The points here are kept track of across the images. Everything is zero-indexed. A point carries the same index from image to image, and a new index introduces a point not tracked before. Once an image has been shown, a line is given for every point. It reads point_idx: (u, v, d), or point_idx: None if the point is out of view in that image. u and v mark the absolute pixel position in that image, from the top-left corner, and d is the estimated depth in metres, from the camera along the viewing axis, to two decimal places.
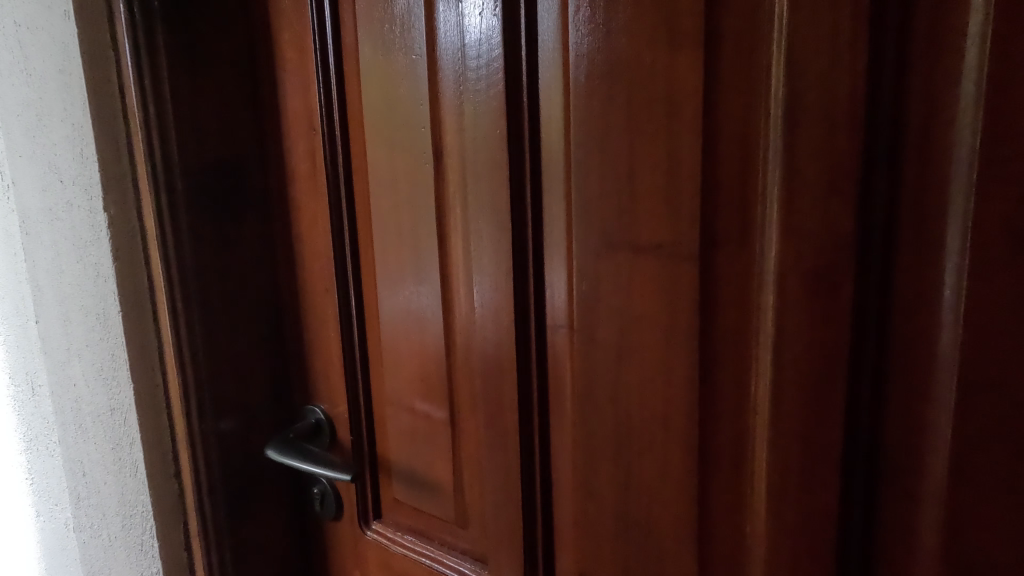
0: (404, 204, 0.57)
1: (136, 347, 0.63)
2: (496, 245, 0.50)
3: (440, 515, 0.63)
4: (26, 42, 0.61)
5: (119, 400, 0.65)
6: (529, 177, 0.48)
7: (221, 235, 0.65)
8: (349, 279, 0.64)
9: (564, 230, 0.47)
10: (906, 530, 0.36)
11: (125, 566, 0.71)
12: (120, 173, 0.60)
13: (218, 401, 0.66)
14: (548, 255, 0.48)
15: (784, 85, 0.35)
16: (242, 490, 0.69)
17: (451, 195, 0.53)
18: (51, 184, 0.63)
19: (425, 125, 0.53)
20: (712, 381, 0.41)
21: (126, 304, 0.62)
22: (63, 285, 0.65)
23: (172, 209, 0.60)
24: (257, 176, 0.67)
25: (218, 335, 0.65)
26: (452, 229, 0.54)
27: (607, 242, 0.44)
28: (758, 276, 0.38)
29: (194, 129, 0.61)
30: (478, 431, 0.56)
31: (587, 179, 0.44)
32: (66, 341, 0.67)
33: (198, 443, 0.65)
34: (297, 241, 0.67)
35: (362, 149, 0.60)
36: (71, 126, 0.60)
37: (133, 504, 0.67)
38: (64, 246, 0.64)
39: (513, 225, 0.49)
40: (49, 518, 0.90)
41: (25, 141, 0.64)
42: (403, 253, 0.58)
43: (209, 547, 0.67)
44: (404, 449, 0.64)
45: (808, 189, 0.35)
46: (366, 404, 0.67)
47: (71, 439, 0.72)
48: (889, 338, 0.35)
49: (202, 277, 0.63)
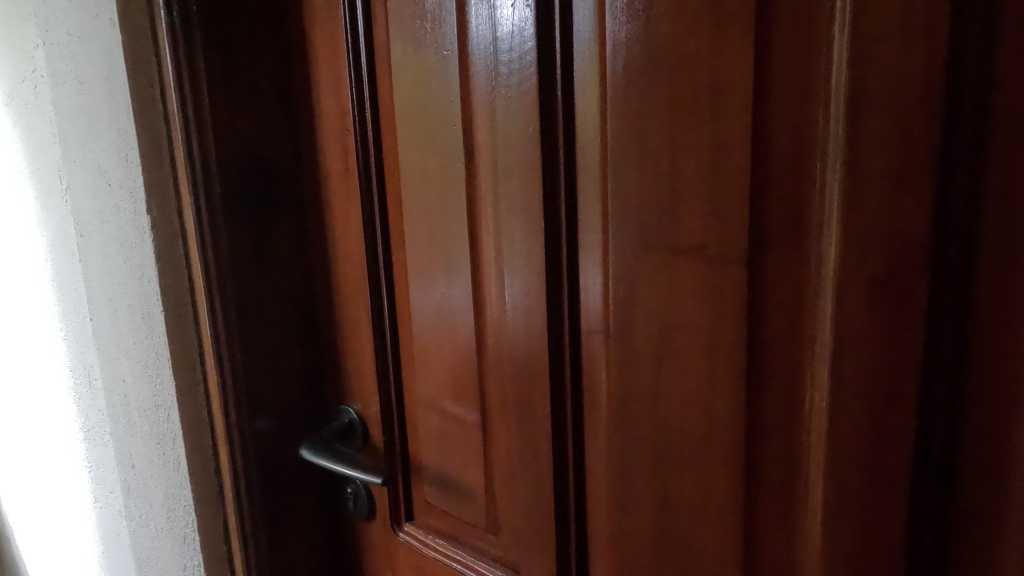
0: (436, 203, 0.56)
1: (178, 347, 0.64)
2: (528, 246, 0.49)
3: (471, 521, 0.61)
4: (77, 50, 0.63)
5: (163, 397, 0.66)
6: (563, 176, 0.46)
7: (257, 238, 0.65)
8: (381, 281, 0.63)
9: (600, 231, 0.44)
10: (985, 565, 0.33)
11: (170, 557, 0.73)
12: (162, 177, 0.62)
13: (254, 401, 0.67)
14: (583, 257, 0.46)
15: (847, 71, 0.32)
16: (277, 488, 0.70)
17: (483, 194, 0.52)
18: (100, 188, 0.65)
19: (456, 124, 0.52)
20: (760, 394, 0.38)
21: (168, 305, 0.63)
22: (112, 284, 0.68)
23: (211, 213, 0.61)
24: (290, 178, 0.68)
25: (253, 335, 0.66)
26: (484, 230, 0.53)
27: (645, 244, 0.42)
28: (814, 281, 0.35)
29: (232, 134, 0.62)
30: (509, 438, 0.54)
31: (624, 178, 0.42)
32: (115, 339, 0.70)
33: (236, 442, 0.66)
34: (331, 242, 0.68)
35: (394, 149, 0.59)
36: (118, 132, 0.62)
37: (176, 498, 0.69)
38: (112, 247, 0.66)
39: (546, 225, 0.47)
40: (105, 504, 0.94)
41: (77, 147, 0.67)
42: (435, 254, 0.57)
43: (247, 543, 0.68)
44: (435, 452, 0.63)
45: (874, 187, 0.32)
46: (397, 406, 0.66)
47: (121, 431, 0.74)
48: (968, 352, 0.32)
49: (239, 279, 0.64)
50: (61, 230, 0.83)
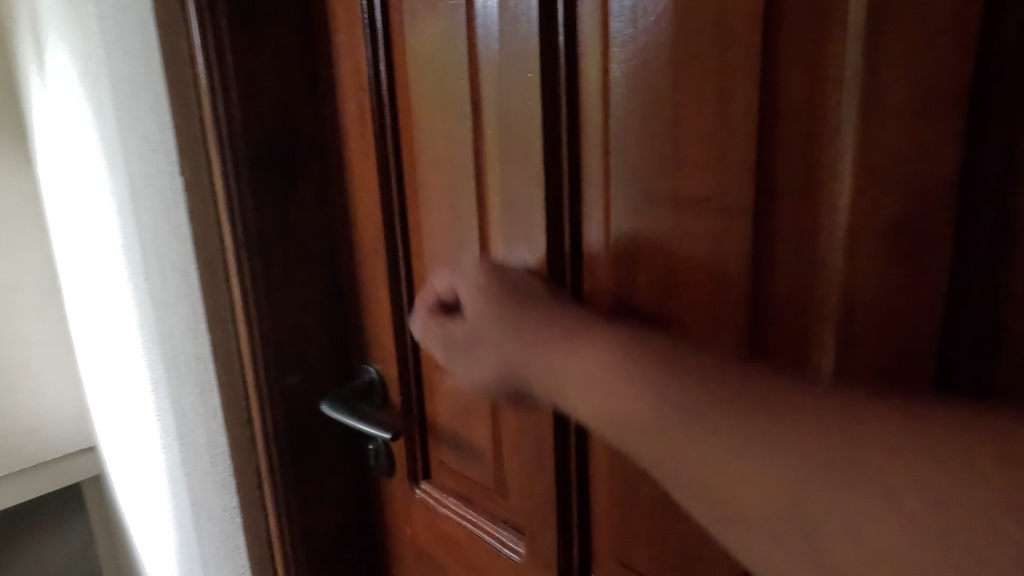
0: (446, 163, 0.55)
1: (212, 303, 0.68)
2: (531, 204, 0.48)
3: (482, 482, 0.62)
4: (120, 21, 0.67)
5: (202, 350, 0.71)
6: (564, 131, 0.45)
7: (282, 199, 0.67)
8: (398, 242, 0.64)
9: (602, 186, 0.44)
10: None
11: (214, 498, 0.80)
12: (192, 140, 0.64)
13: (282, 357, 0.70)
14: (585, 213, 0.46)
15: (864, 10, 0.30)
16: (305, 441, 0.74)
17: (490, 152, 0.50)
18: (144, 153, 0.69)
19: (463, 79, 0.51)
20: (764, 347, 0.38)
21: (202, 263, 0.67)
22: (158, 244, 0.72)
23: (237, 174, 0.64)
24: (313, 141, 0.69)
25: (280, 294, 0.69)
26: (490, 189, 0.51)
27: (649, 197, 0.42)
28: (825, 233, 0.34)
29: (257, 97, 0.64)
30: (515, 402, 0.54)
31: (629, 131, 0.42)
32: (163, 295, 0.75)
33: (265, 395, 0.70)
34: (352, 205, 0.68)
35: (407, 109, 0.58)
36: (155, 98, 0.65)
37: (216, 444, 0.75)
38: (156, 209, 0.70)
39: (546, 181, 0.46)
40: (167, 449, 1.03)
41: (125, 114, 0.72)
42: (446, 215, 0.57)
43: (276, 490, 0.73)
44: (449, 414, 0.64)
45: (891, 132, 0.31)
46: (414, 366, 0.67)
47: (172, 382, 0.81)
48: (992, 306, 0.30)
49: (265, 239, 0.67)
50: (122, 195, 0.89)
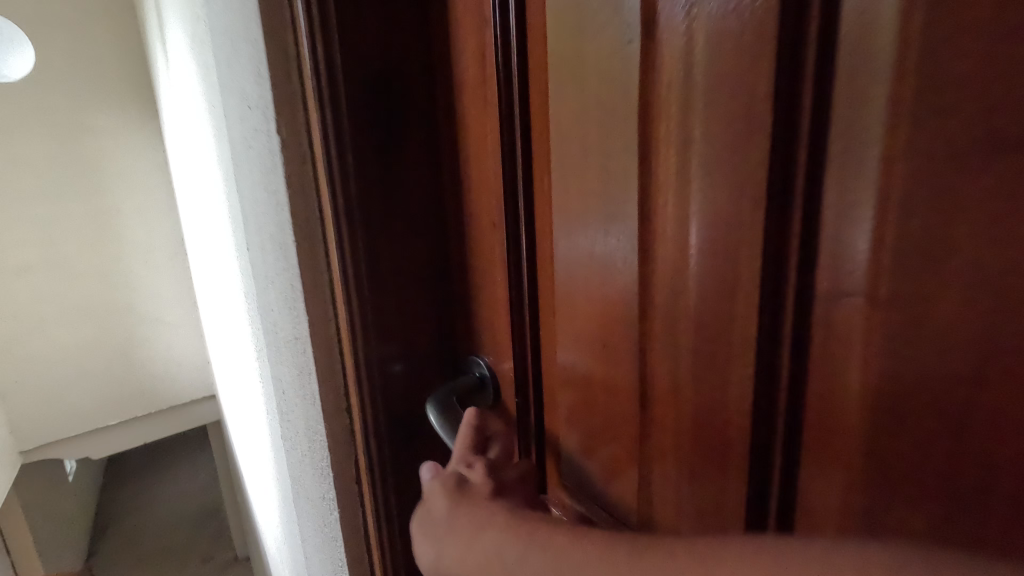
0: (595, 109, 0.43)
1: (309, 279, 0.61)
2: (730, 163, 0.34)
3: (619, 513, 0.50)
4: None
5: (299, 330, 0.65)
6: (799, 44, 0.30)
7: (387, 159, 0.58)
8: (521, 213, 0.53)
9: (868, 137, 0.28)
10: None
11: (310, 486, 0.75)
12: (290, 93, 0.56)
13: (384, 338, 0.62)
14: (823, 179, 0.31)
15: None
16: (406, 437, 0.66)
17: (665, 90, 0.38)
18: (240, 112, 0.62)
19: (628, 18, 0.38)
20: None
21: (300, 234, 0.59)
22: (254, 213, 0.66)
23: (337, 130, 0.54)
24: (423, 90, 0.59)
25: (384, 270, 0.60)
26: (660, 164, 0.39)
27: (973, 162, 0.25)
28: None
29: (360, 36, 0.54)
30: (680, 422, 0.42)
31: (940, 43, 0.25)
32: (259, 268, 0.69)
33: (365, 382, 0.62)
34: (466, 169, 0.59)
35: (542, 63, 0.47)
36: (250, 44, 0.57)
37: (313, 431, 0.69)
38: (252, 173, 0.64)
39: (762, 127, 0.32)
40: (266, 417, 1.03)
41: (221, 70, 0.65)
42: (589, 179, 0.45)
43: (376, 489, 0.66)
44: (575, 423, 0.52)
45: None
46: (534, 362, 0.57)
47: (270, 359, 0.76)
48: None
49: (370, 206, 0.58)
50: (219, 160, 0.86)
